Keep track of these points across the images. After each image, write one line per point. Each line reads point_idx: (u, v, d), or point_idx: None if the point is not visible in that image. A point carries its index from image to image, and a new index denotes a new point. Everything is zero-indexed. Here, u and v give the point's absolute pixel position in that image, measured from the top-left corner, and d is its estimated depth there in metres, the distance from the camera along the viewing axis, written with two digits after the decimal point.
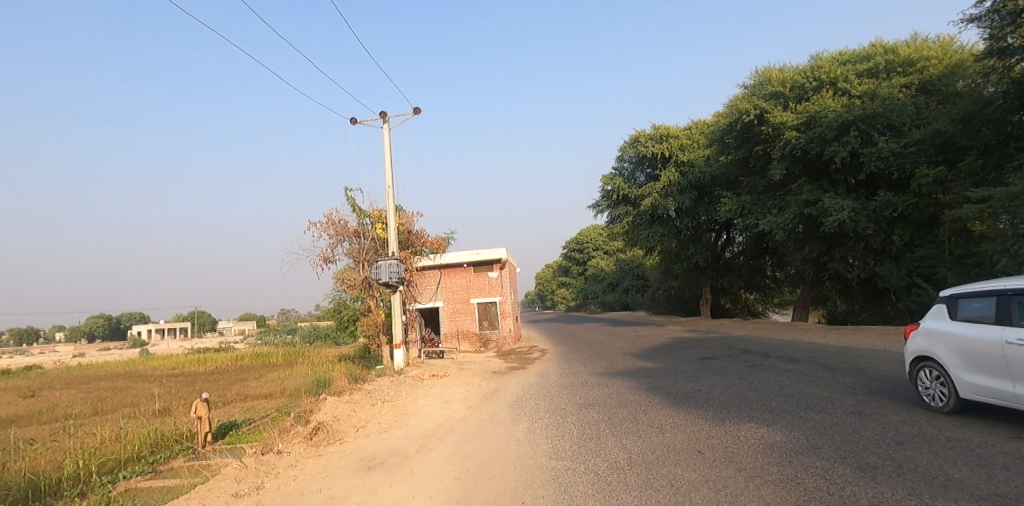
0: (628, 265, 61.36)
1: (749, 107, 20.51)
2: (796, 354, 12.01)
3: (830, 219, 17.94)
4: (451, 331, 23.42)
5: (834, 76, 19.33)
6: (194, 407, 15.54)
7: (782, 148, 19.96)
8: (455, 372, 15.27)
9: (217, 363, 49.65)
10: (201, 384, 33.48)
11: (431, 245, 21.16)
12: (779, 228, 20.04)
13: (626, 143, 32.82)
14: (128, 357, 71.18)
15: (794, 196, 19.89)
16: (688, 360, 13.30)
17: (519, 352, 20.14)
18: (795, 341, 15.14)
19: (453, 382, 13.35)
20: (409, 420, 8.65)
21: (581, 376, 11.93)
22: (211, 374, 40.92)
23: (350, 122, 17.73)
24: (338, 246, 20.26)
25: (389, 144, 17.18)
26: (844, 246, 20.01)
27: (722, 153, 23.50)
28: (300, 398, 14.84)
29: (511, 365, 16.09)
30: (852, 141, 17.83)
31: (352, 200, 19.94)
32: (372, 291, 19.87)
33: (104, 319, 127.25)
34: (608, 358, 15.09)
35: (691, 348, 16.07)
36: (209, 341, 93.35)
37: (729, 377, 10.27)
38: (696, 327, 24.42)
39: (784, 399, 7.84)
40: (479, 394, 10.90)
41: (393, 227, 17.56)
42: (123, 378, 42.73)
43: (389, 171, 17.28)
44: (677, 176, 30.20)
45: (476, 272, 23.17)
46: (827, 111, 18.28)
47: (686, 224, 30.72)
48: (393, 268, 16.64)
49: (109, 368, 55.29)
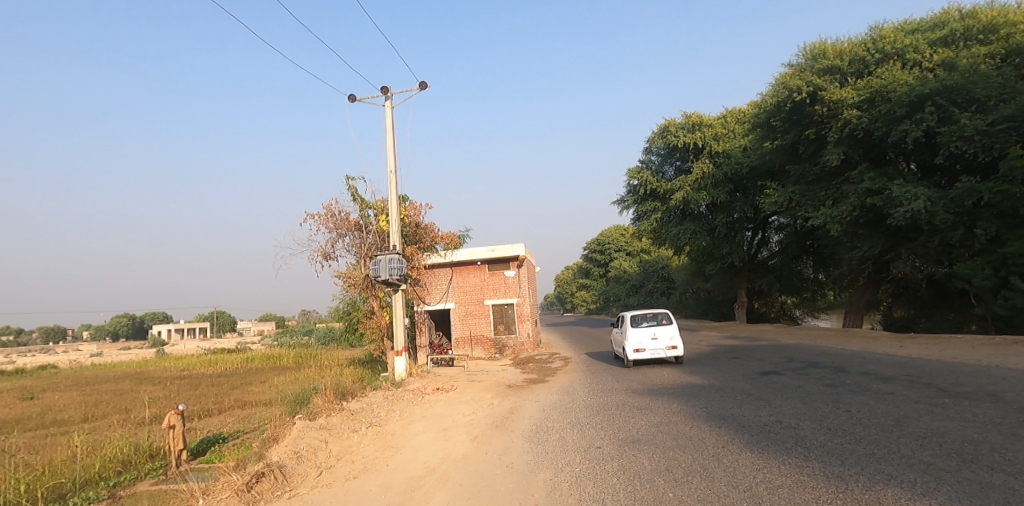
0: (653, 266, 58.91)
1: (800, 84, 18.04)
2: (885, 371, 9.61)
3: (900, 210, 15.41)
4: (463, 336, 21.27)
5: (902, 47, 16.72)
6: (166, 418, 13.66)
7: (839, 130, 17.48)
8: (463, 384, 13.18)
9: (229, 365, 48.58)
10: (206, 389, 32.00)
11: (441, 240, 19.17)
12: (835, 221, 17.63)
13: (654, 133, 30.53)
14: (147, 357, 70.96)
15: (854, 184, 17.40)
16: (744, 375, 10.95)
17: (538, 360, 17.92)
18: (868, 352, 12.66)
19: (460, 397, 11.25)
20: (391, 461, 6.57)
21: (614, 395, 9.69)
22: (221, 376, 39.68)
23: (348, 100, 15.79)
24: (338, 240, 18.43)
25: (392, 123, 15.24)
26: (912, 242, 17.38)
27: (766, 138, 21.03)
28: (285, 411, 12.85)
29: (529, 377, 13.95)
30: (927, 118, 15.19)
31: (353, 189, 18.05)
32: (373, 289, 17.98)
33: (129, 319, 129.22)
34: (643, 371, 12.89)
35: (739, 359, 13.71)
36: (229, 342, 93.41)
37: (811, 402, 7.92)
38: (736, 333, 21.85)
39: (914, 442, 5.52)
40: (489, 418, 8.78)
41: (397, 217, 15.57)
42: (132, 380, 41.75)
43: (391, 153, 15.31)
44: (711, 168, 27.82)
45: (491, 270, 21.09)
46: (897, 84, 15.75)
47: (720, 221, 28.24)
48: (393, 264, 14.52)
49: (125, 368, 54.76)
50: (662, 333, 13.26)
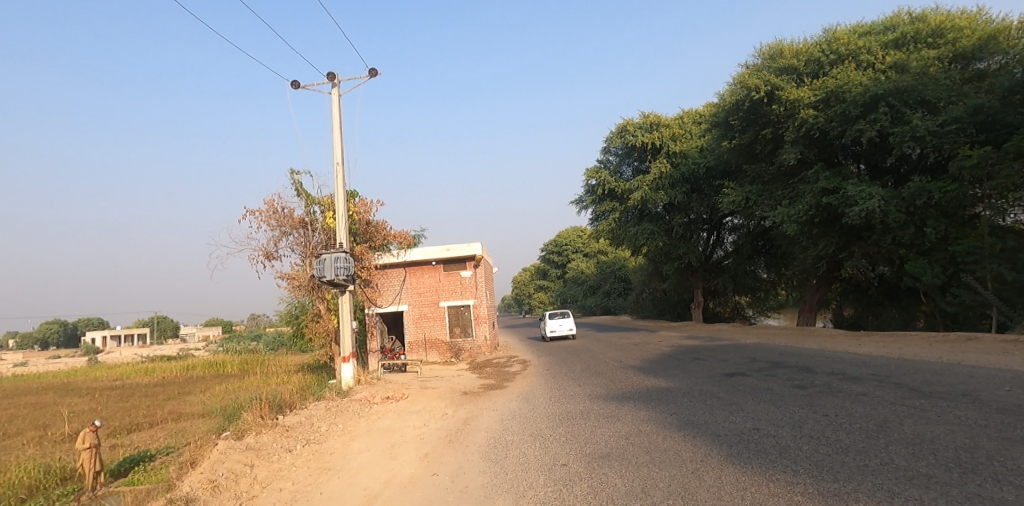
0: (611, 267, 59.41)
1: (758, 83, 18.06)
2: (850, 372, 9.41)
3: (856, 208, 15.60)
4: (417, 339, 20.18)
5: (855, 49, 17.02)
6: (80, 438, 11.84)
7: (796, 129, 17.61)
8: (416, 392, 12.22)
9: (165, 373, 45.05)
10: (135, 400, 29.26)
11: (393, 239, 18.10)
12: (792, 220, 17.75)
13: (613, 132, 30.35)
14: (71, 366, 65.07)
15: (810, 184, 17.57)
16: (710, 377, 10.58)
17: (496, 364, 17.15)
18: (828, 351, 12.60)
19: (411, 407, 10.30)
20: (325, 488, 5.56)
21: (578, 402, 8.99)
22: (154, 386, 36.62)
23: (289, 86, 14.43)
24: (282, 238, 17.00)
25: (339, 112, 14.06)
26: (864, 240, 17.75)
27: (723, 138, 21.06)
28: (215, 425, 11.43)
29: (487, 382, 13.14)
30: (881, 118, 15.44)
31: (298, 183, 16.69)
32: (319, 290, 16.68)
33: (57, 325, 119.24)
34: (607, 374, 12.34)
35: (701, 359, 13.40)
36: (168, 348, 87.43)
37: (785, 406, 7.48)
38: (696, 333, 21.78)
39: (907, 450, 5.07)
40: (442, 431, 7.92)
41: (344, 213, 14.40)
42: (51, 392, 37.87)
43: (337, 143, 14.13)
44: (669, 168, 27.88)
45: (446, 271, 20.14)
46: (852, 85, 15.93)
47: (678, 220, 28.33)
48: (340, 264, 13.34)
49: (45, 379, 49.84)
50: (566, 322, 26.09)
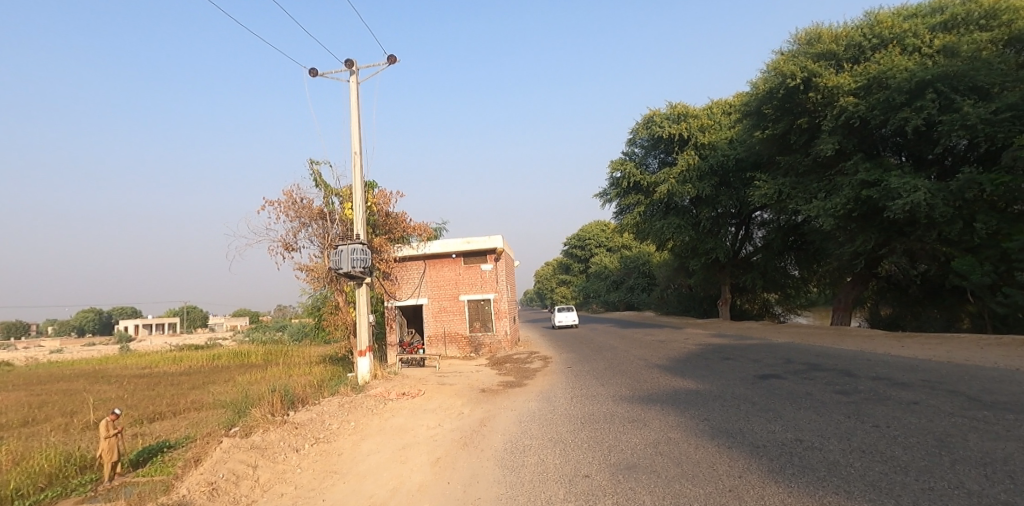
0: (634, 262, 58.48)
1: (794, 69, 17.09)
2: (898, 378, 8.69)
3: (898, 202, 14.64)
4: (436, 333, 19.91)
5: (900, 31, 15.87)
6: (102, 427, 11.90)
7: (834, 118, 16.62)
8: (433, 388, 11.91)
9: (193, 362, 46.20)
10: (163, 388, 29.94)
11: (412, 231, 17.85)
12: (828, 214, 16.83)
13: (638, 123, 29.52)
14: (107, 353, 67.55)
15: (848, 176, 16.59)
16: (742, 379, 9.98)
17: (516, 360, 16.75)
18: (870, 353, 11.81)
19: (427, 405, 9.98)
20: (329, 494, 5.25)
21: (601, 404, 8.52)
22: (183, 375, 37.47)
23: (308, 74, 14.21)
24: (301, 230, 16.92)
25: (357, 101, 13.78)
26: (906, 236, 16.69)
27: (755, 128, 20.12)
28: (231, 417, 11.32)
29: (506, 379, 12.76)
30: (927, 106, 14.25)
31: (317, 174, 16.55)
32: (331, 281, 16.64)
33: (95, 313, 124.05)
34: (631, 373, 11.83)
35: (732, 360, 12.73)
36: (198, 338, 89.92)
37: (828, 414, 6.86)
38: (722, 331, 21.00)
39: (978, 473, 4.45)
40: (457, 432, 7.57)
41: (362, 204, 14.15)
42: (85, 378, 39.11)
43: (355, 132, 13.86)
44: (696, 160, 26.95)
45: (466, 264, 19.78)
46: (896, 70, 14.85)
47: (705, 214, 27.43)
48: (356, 255, 13.06)
49: (82, 365, 51.67)
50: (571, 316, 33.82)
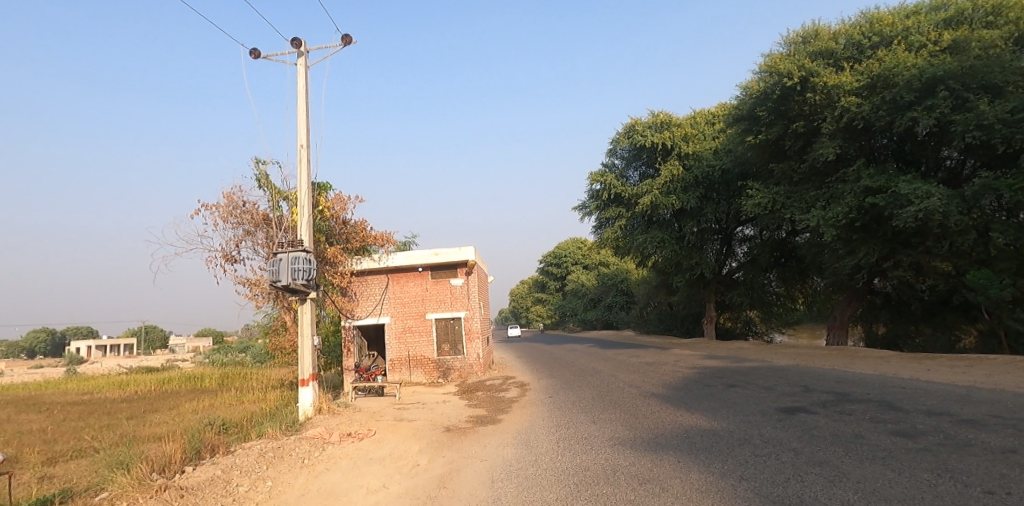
0: (612, 279, 57.44)
1: (791, 68, 15.93)
2: (962, 415, 7.02)
3: (909, 209, 13.34)
4: (400, 356, 17.69)
5: (904, 29, 14.84)
6: None
7: (835, 121, 15.44)
8: (388, 426, 9.78)
9: (139, 387, 42.25)
10: (94, 419, 26.48)
11: (373, 242, 15.82)
12: (829, 223, 15.52)
13: (620, 133, 28.26)
14: (48, 376, 62.01)
15: (851, 182, 15.34)
16: (766, 414, 8.19)
17: (491, 387, 14.70)
18: (899, 379, 10.25)
19: (374, 452, 7.81)
20: None
21: (598, 453, 6.54)
22: (123, 402, 33.79)
23: (249, 55, 12.22)
24: (243, 238, 14.67)
25: (305, 86, 11.81)
26: (912, 248, 15.48)
27: (746, 133, 18.93)
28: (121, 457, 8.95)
29: (478, 413, 10.73)
30: (940, 104, 13.15)
31: (261, 174, 14.40)
32: (275, 296, 14.43)
33: (46, 334, 116.17)
34: (627, 404, 9.94)
35: (739, 386, 10.94)
36: (153, 359, 84.12)
37: (908, 471, 5.06)
38: (714, 352, 19.39)
39: None
40: (405, 499, 5.49)
41: (309, 207, 12.07)
42: (9, 406, 34.95)
43: (302, 122, 11.85)
44: (681, 170, 25.76)
45: (434, 278, 17.76)
46: (903, 67, 13.72)
47: (690, 228, 26.12)
48: (297, 265, 10.87)
49: (13, 391, 46.67)
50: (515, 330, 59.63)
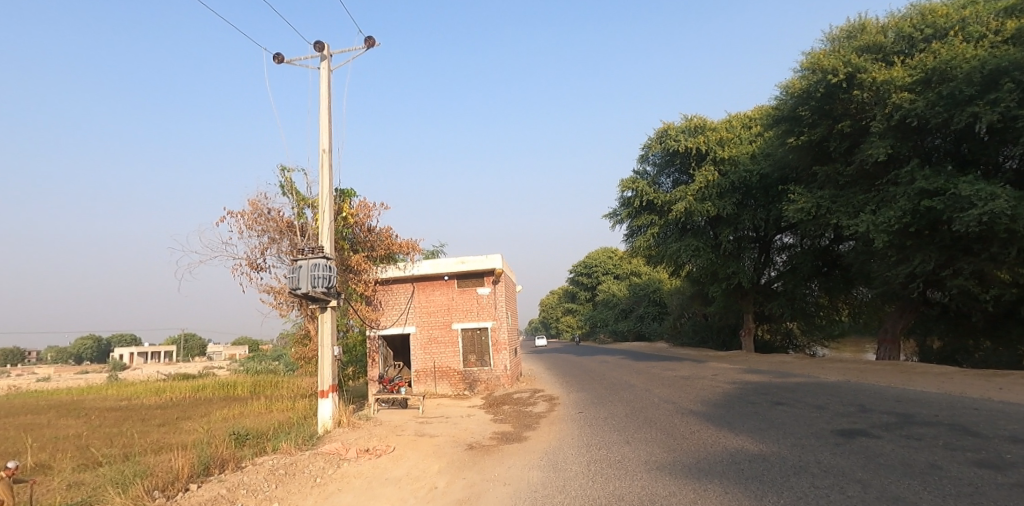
0: (643, 290, 56.13)
1: (836, 64, 15.05)
2: None
3: (972, 212, 12.20)
4: (425, 367, 17.31)
5: (962, 18, 13.77)
6: None
7: (885, 119, 14.44)
8: (408, 441, 9.32)
9: (177, 394, 43.36)
10: (132, 425, 27.10)
11: (398, 249, 15.57)
12: (880, 229, 14.43)
13: (651, 139, 27.57)
14: (95, 382, 64.59)
15: (904, 185, 14.24)
16: (821, 437, 7.36)
17: (518, 401, 14.11)
18: (973, 400, 9.17)
19: (390, 472, 7.34)
20: None
21: (632, 480, 5.90)
22: (161, 408, 34.60)
23: (275, 61, 12.23)
24: (269, 245, 14.65)
25: (328, 90, 11.69)
26: (976, 255, 14.18)
27: (787, 135, 18.00)
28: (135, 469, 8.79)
29: (504, 429, 10.17)
30: (1004, 98, 11.99)
31: (287, 181, 14.38)
32: (299, 304, 14.30)
33: (94, 341, 121.59)
34: (663, 423, 9.22)
35: (787, 405, 10.04)
36: (192, 367, 86.71)
37: None
38: (755, 366, 18.30)
39: None
40: None
41: (331, 213, 11.87)
42: (57, 410, 36.30)
43: (324, 125, 11.71)
44: (715, 176, 24.82)
45: (460, 287, 17.37)
46: (962, 58, 12.66)
47: (726, 235, 25.07)
48: (317, 272, 10.62)
49: (62, 395, 48.65)
50: None
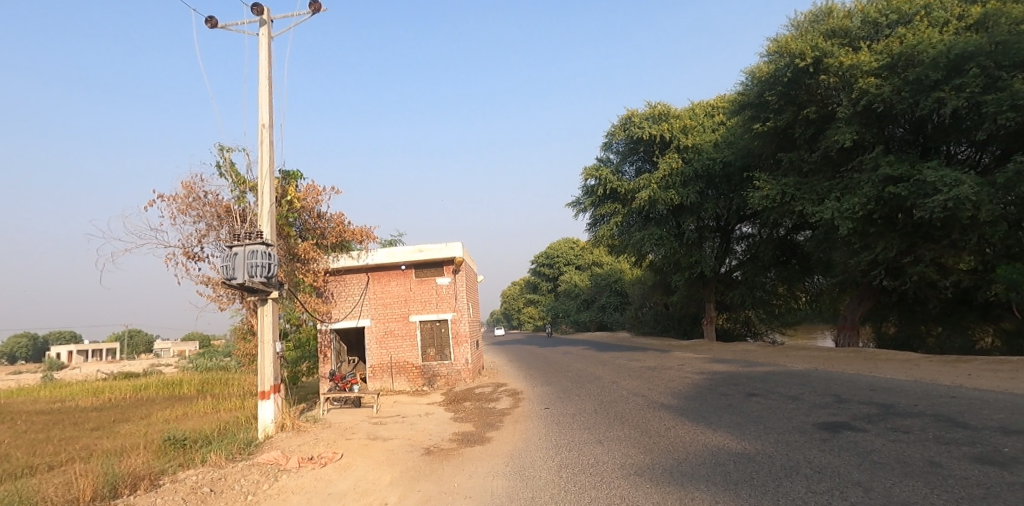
0: (605, 279, 56.41)
1: (803, 48, 14.79)
2: None
3: (937, 198, 12.19)
4: (381, 362, 16.28)
5: (924, 5, 13.77)
6: None
7: (851, 104, 14.31)
8: (359, 446, 8.38)
9: (113, 395, 40.23)
10: (55, 431, 24.61)
11: (351, 237, 14.44)
12: (846, 215, 14.33)
13: (615, 126, 27.08)
14: (20, 383, 59.38)
15: (869, 171, 14.20)
16: (806, 431, 6.90)
17: (481, 396, 13.35)
18: (945, 386, 9.02)
19: (335, 485, 6.40)
20: None
21: (610, 489, 5.20)
22: (92, 411, 31.83)
23: (207, 25, 10.87)
24: (205, 231, 13.22)
25: (268, 59, 10.44)
26: (936, 242, 14.36)
27: (752, 121, 17.79)
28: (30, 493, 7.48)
29: (465, 428, 9.36)
30: (969, 84, 11.97)
31: (224, 161, 12.98)
32: (240, 296, 12.99)
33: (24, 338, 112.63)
34: (636, 418, 8.63)
35: (761, 396, 9.67)
36: (134, 364, 81.47)
37: None
38: (720, 355, 18.15)
39: None
40: None
41: (272, 196, 10.67)
42: None
43: (264, 98, 10.46)
44: (680, 164, 24.61)
45: (418, 277, 16.39)
46: (928, 43, 12.58)
47: (690, 224, 24.95)
48: (254, 260, 9.44)
49: None
50: None
